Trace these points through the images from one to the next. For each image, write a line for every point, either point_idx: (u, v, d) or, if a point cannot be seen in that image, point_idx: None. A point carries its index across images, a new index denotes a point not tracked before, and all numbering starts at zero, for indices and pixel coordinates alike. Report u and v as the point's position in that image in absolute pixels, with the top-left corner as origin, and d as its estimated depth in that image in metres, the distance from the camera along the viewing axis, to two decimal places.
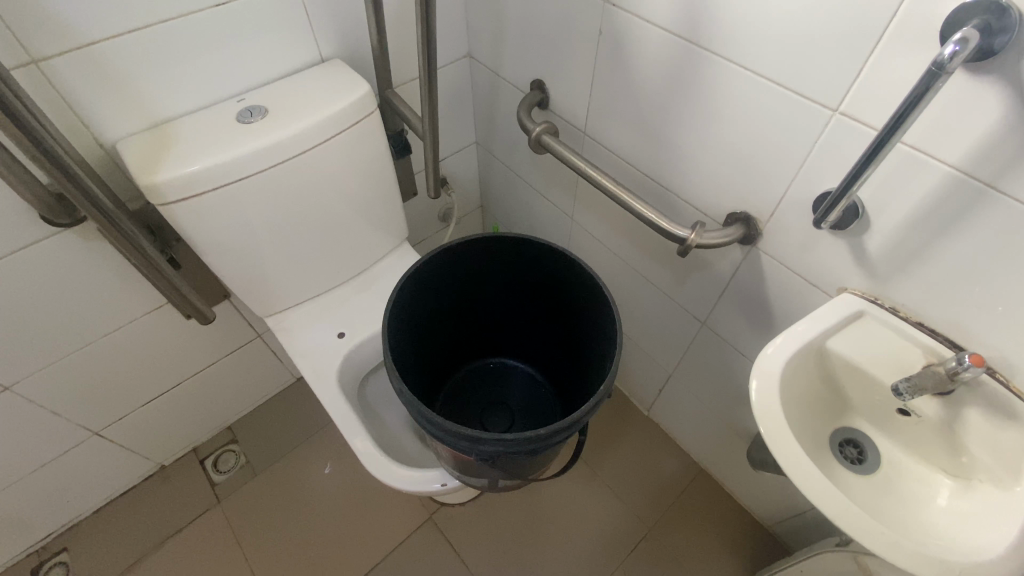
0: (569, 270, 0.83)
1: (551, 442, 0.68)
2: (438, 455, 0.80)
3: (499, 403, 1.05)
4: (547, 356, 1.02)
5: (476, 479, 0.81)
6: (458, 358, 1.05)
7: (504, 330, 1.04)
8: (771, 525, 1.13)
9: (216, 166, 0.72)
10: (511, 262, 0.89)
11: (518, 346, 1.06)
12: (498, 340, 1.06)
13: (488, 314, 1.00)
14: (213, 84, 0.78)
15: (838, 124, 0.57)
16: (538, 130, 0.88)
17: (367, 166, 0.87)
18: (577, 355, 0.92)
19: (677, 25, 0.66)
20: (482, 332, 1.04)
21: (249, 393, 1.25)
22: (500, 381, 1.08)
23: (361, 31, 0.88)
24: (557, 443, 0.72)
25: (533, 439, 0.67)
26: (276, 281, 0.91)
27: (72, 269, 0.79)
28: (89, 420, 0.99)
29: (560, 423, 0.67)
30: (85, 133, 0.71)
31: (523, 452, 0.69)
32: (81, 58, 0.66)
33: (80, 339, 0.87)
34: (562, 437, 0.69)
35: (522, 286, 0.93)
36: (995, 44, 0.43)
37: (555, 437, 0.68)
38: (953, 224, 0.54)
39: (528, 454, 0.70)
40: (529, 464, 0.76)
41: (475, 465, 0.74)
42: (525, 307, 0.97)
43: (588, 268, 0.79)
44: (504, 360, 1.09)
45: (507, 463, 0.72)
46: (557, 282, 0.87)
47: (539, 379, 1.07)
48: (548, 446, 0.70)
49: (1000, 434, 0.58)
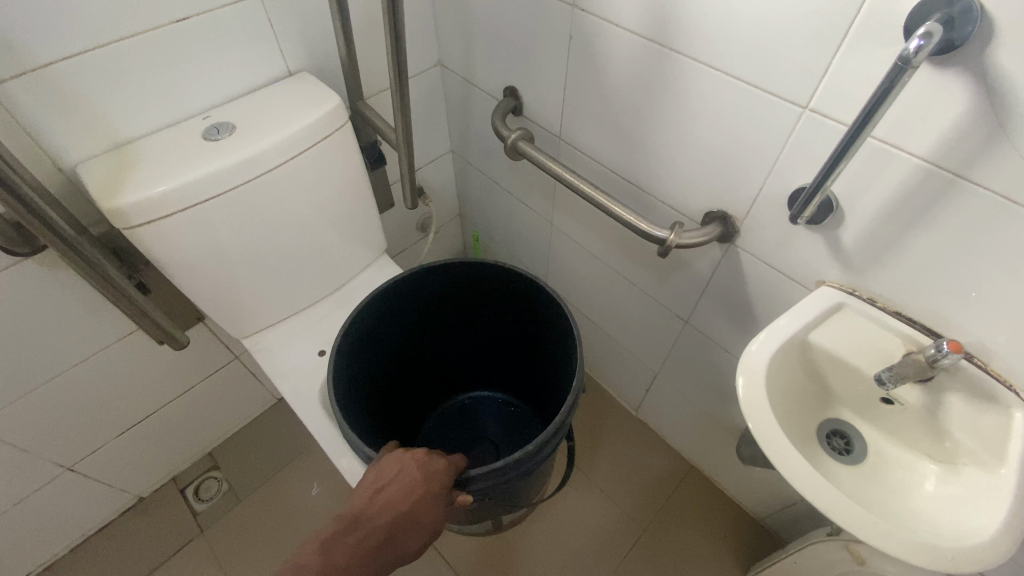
0: (518, 285, 0.84)
1: (537, 458, 0.69)
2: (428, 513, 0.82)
3: (475, 435, 1.05)
4: (516, 377, 1.03)
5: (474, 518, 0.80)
6: (430, 396, 1.05)
7: (465, 362, 1.04)
8: (761, 518, 1.14)
9: (182, 186, 0.70)
10: (465, 293, 0.90)
11: (485, 374, 1.06)
12: (462, 374, 1.06)
13: (452, 351, 1.01)
14: (176, 102, 0.76)
15: (809, 120, 0.57)
16: (514, 136, 0.88)
17: (341, 178, 0.86)
18: (545, 371, 0.93)
19: (647, 28, 0.66)
20: (449, 371, 1.04)
21: (228, 416, 1.21)
22: (473, 415, 1.07)
23: (329, 42, 0.87)
24: (543, 461, 0.72)
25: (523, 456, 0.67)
26: (252, 301, 0.89)
27: (34, 299, 0.76)
28: (60, 454, 0.95)
29: (545, 435, 0.68)
30: (43, 157, 0.68)
31: (518, 478, 0.70)
32: (34, 81, 0.63)
33: (45, 372, 0.84)
34: (548, 450, 0.70)
35: (472, 311, 0.93)
36: (956, 37, 0.44)
37: (538, 454, 0.69)
38: (926, 214, 0.55)
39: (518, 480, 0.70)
40: (520, 488, 0.76)
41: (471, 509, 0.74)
42: (490, 337, 0.99)
43: (545, 285, 0.79)
44: (471, 392, 1.09)
45: (499, 494, 0.71)
46: (509, 298, 0.88)
47: (509, 401, 1.07)
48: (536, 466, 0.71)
49: (980, 416, 0.59)
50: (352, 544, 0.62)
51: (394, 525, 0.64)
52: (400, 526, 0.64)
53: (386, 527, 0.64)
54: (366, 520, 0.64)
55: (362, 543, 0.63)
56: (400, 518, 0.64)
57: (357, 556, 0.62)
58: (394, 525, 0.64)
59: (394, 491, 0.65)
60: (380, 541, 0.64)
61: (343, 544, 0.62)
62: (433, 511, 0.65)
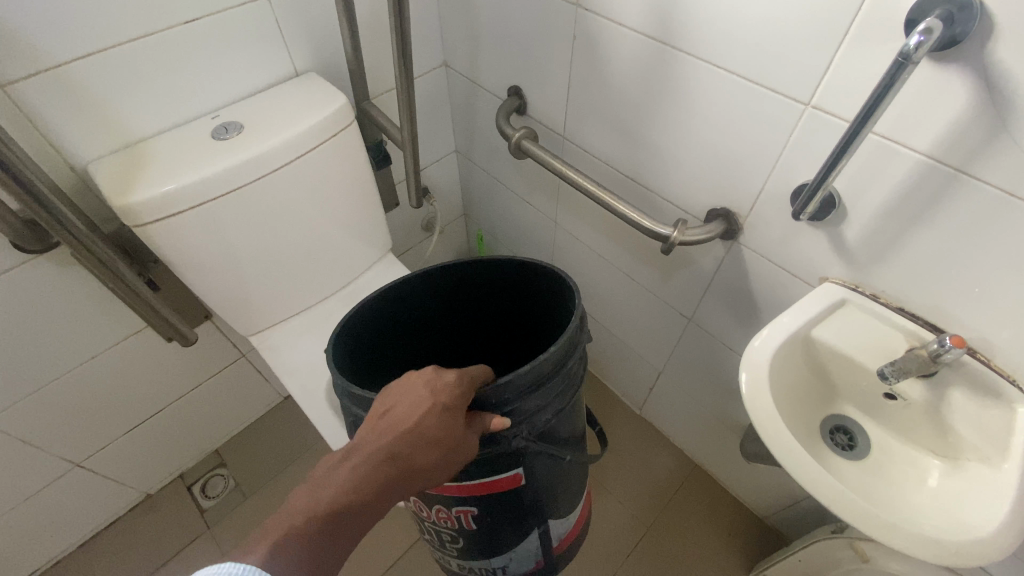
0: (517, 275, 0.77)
1: (559, 369, 0.62)
2: (456, 519, 0.72)
3: None
4: None
5: (509, 492, 0.69)
6: None
7: None
8: (766, 516, 1.14)
9: (191, 184, 0.71)
10: (463, 301, 0.83)
11: None
12: None
13: None
14: (186, 101, 0.77)
15: (811, 117, 0.58)
16: (517, 135, 0.89)
17: (347, 177, 0.87)
18: None
19: (651, 27, 0.66)
20: None
21: (235, 414, 1.22)
22: None
23: (336, 43, 0.88)
24: (568, 378, 0.64)
25: (549, 360, 0.60)
26: (260, 299, 0.90)
27: (46, 296, 0.77)
28: (70, 450, 0.96)
29: (565, 338, 0.62)
30: (56, 156, 0.70)
31: (545, 394, 0.62)
32: (48, 81, 0.65)
33: (56, 368, 0.85)
34: (570, 361, 0.63)
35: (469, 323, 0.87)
36: (957, 33, 0.44)
37: (561, 362, 0.62)
38: (927, 210, 0.55)
39: (546, 400, 0.62)
40: (553, 423, 0.66)
41: (503, 476, 0.66)
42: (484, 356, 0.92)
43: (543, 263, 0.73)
44: None
45: (530, 423, 0.62)
46: (508, 294, 0.81)
47: None
48: (562, 384, 0.63)
49: (983, 412, 0.59)
50: (349, 473, 0.51)
51: (398, 449, 0.52)
52: (406, 450, 0.53)
53: (390, 452, 0.52)
54: (365, 445, 0.53)
55: (361, 472, 0.51)
56: (405, 440, 0.52)
57: (355, 485, 0.51)
58: (396, 448, 0.52)
59: (400, 410, 0.54)
60: (383, 467, 0.52)
61: (338, 474, 0.51)
62: (444, 428, 0.53)
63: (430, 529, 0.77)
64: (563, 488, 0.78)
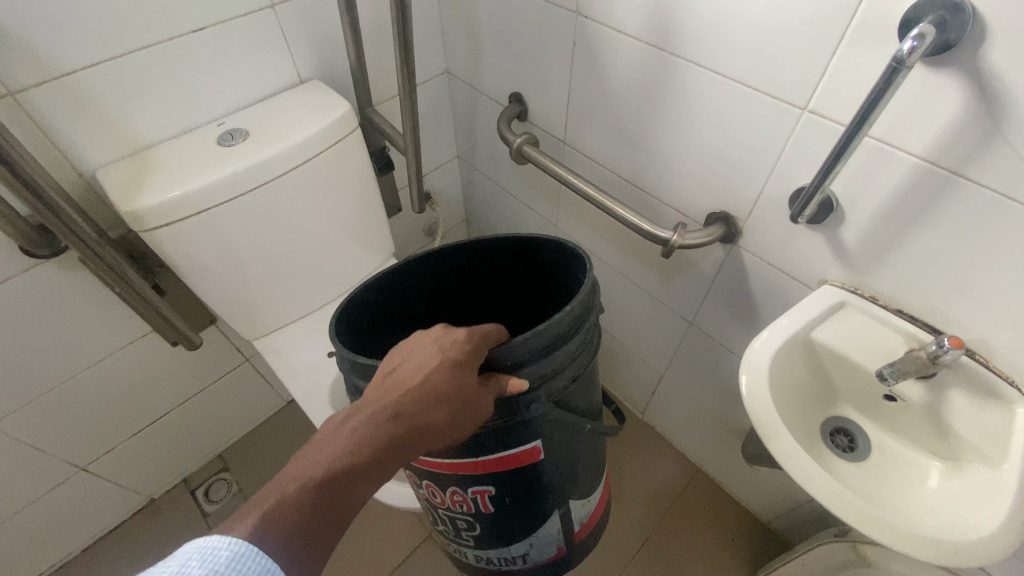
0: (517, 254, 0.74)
1: (577, 329, 0.60)
2: (471, 502, 0.70)
3: None
4: None
5: (526, 470, 0.67)
6: None
7: None
8: (769, 521, 1.14)
9: (197, 189, 0.72)
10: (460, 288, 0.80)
11: None
12: None
13: None
14: (193, 108, 0.78)
15: (808, 121, 0.59)
16: (519, 140, 0.90)
17: (350, 183, 0.88)
18: None
19: (650, 34, 0.68)
20: None
21: (238, 418, 1.23)
22: None
23: (339, 51, 0.89)
24: (585, 339, 0.62)
25: (570, 316, 0.58)
26: (263, 303, 0.91)
27: (54, 301, 0.78)
28: (75, 454, 0.97)
29: (582, 295, 0.59)
30: (65, 162, 0.71)
31: (564, 354, 0.60)
32: (58, 89, 0.66)
33: (62, 372, 0.86)
34: (587, 320, 0.61)
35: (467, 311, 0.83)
36: (950, 38, 0.45)
37: (578, 321, 0.60)
38: (923, 213, 0.56)
39: (565, 362, 0.60)
40: (571, 389, 0.64)
41: (521, 449, 0.64)
42: None
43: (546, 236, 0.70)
44: None
45: (550, 386, 0.60)
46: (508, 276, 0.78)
47: None
48: (579, 345, 0.61)
49: (983, 413, 0.59)
50: (351, 432, 0.48)
51: (403, 405, 0.49)
52: (413, 406, 0.50)
53: (394, 408, 0.49)
54: (369, 403, 0.50)
55: (363, 429, 0.48)
56: (411, 395, 0.50)
57: (357, 442, 0.47)
58: (401, 404, 0.49)
59: (406, 368, 0.52)
60: (388, 424, 0.49)
61: (339, 434, 0.48)
62: (452, 382, 0.51)
63: (445, 517, 0.76)
64: (580, 467, 0.76)
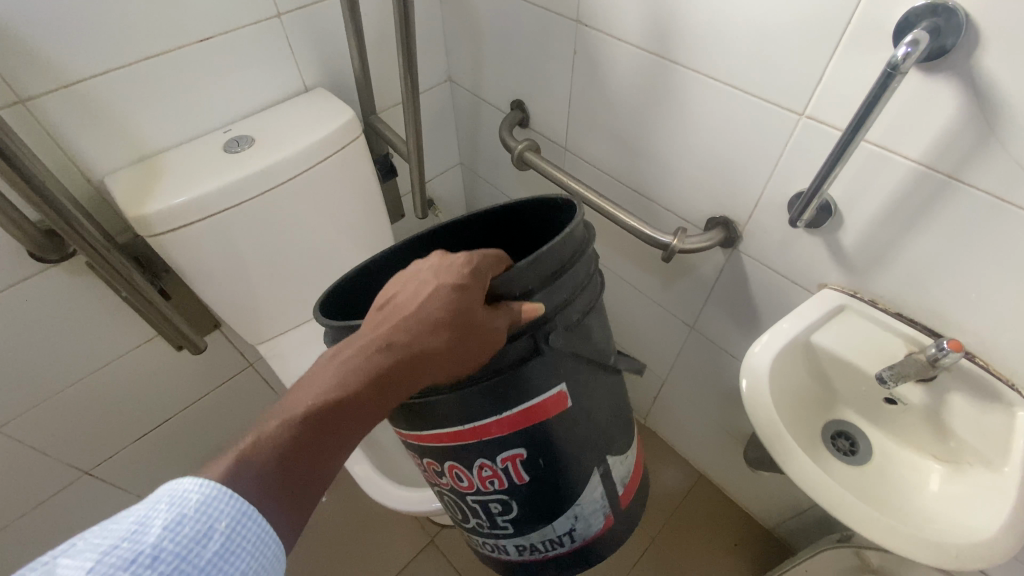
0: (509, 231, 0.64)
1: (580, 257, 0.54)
2: (504, 475, 0.58)
3: None
4: None
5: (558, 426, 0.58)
6: None
7: None
8: (772, 526, 1.13)
9: (203, 195, 0.73)
10: None
11: None
12: None
13: None
14: (199, 116, 0.80)
15: (806, 126, 0.59)
16: (521, 147, 0.91)
17: (354, 189, 0.89)
18: None
19: (649, 41, 0.69)
20: None
21: (242, 423, 1.23)
22: None
23: (343, 59, 0.91)
24: (586, 273, 0.56)
25: (571, 238, 0.52)
26: (267, 308, 0.92)
27: (62, 306, 0.79)
28: (80, 458, 0.98)
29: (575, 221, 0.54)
30: (75, 169, 0.72)
31: (570, 283, 0.53)
32: (67, 97, 0.67)
33: (68, 377, 0.87)
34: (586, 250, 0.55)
35: None
36: (945, 44, 0.46)
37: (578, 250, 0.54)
38: (920, 217, 0.57)
39: (573, 292, 0.54)
40: (587, 327, 0.57)
41: (545, 395, 0.55)
42: None
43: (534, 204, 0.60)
44: None
45: (562, 319, 0.53)
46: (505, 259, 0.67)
47: None
48: (581, 279, 0.55)
49: (983, 416, 0.59)
50: (338, 365, 0.45)
51: (394, 337, 0.45)
52: (406, 337, 0.45)
53: (385, 339, 0.45)
54: (361, 336, 0.46)
55: (351, 361, 0.45)
56: (403, 326, 0.46)
57: (343, 376, 0.44)
58: (391, 335, 0.45)
59: (400, 299, 0.48)
60: (379, 356, 0.45)
61: (327, 368, 0.45)
62: (446, 309, 0.46)
63: (474, 505, 0.63)
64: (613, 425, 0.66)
